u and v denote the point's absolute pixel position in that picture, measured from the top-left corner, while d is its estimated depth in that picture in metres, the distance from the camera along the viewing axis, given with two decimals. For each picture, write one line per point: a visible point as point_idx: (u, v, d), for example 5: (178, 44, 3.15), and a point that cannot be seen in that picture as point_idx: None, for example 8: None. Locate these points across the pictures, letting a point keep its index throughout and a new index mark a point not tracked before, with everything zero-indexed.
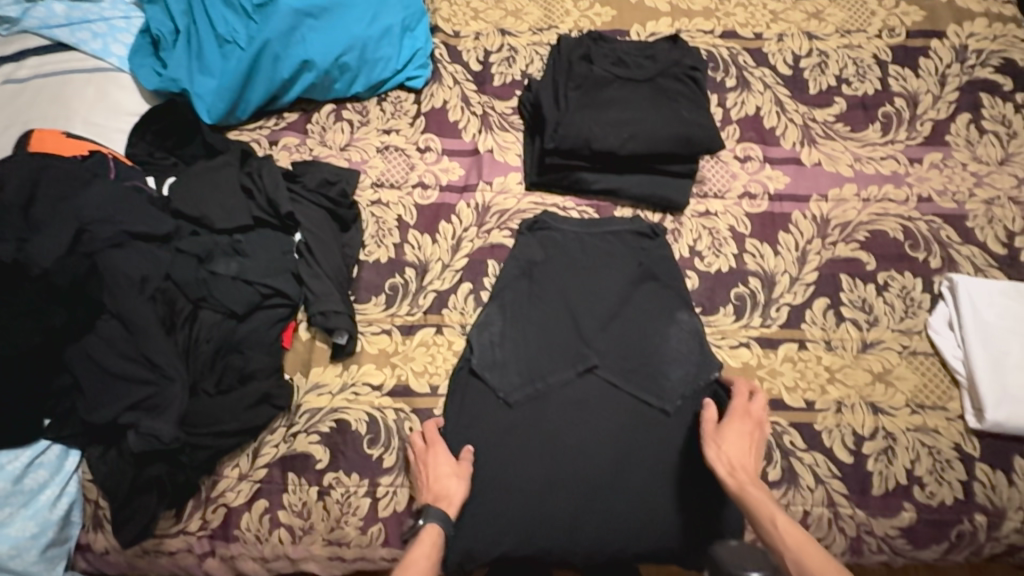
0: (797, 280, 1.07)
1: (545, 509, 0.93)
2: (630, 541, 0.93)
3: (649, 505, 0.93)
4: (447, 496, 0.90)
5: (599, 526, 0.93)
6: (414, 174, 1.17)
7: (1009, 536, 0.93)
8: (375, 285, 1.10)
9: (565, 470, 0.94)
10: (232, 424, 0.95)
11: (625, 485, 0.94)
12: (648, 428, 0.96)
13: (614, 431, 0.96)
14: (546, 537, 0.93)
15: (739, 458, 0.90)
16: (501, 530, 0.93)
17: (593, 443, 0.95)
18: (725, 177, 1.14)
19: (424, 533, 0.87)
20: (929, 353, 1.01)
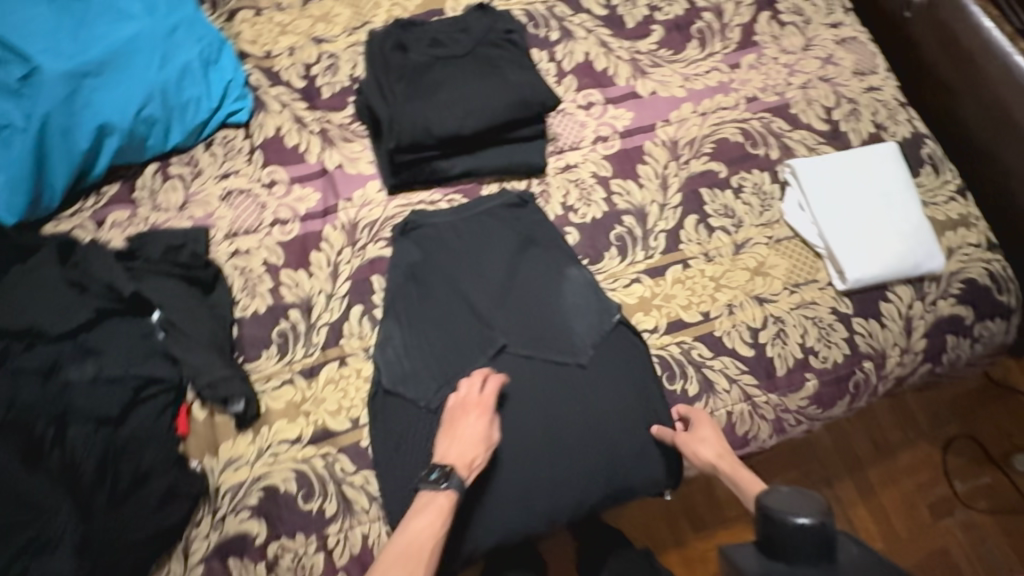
0: (665, 205, 1.12)
1: (496, 493, 0.94)
2: (583, 493, 0.96)
3: (591, 457, 0.96)
4: (471, 458, 0.89)
5: (550, 492, 0.95)
6: (268, 213, 1.10)
7: (895, 371, 1.05)
8: (261, 338, 1.03)
9: (505, 451, 0.95)
10: (144, 531, 0.87)
11: (563, 446, 0.96)
12: (569, 385, 0.98)
13: (540, 400, 0.98)
14: (507, 519, 0.94)
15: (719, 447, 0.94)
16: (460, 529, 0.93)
17: (523, 417, 0.97)
18: (574, 129, 1.17)
19: (441, 505, 0.85)
20: (791, 237, 1.10)
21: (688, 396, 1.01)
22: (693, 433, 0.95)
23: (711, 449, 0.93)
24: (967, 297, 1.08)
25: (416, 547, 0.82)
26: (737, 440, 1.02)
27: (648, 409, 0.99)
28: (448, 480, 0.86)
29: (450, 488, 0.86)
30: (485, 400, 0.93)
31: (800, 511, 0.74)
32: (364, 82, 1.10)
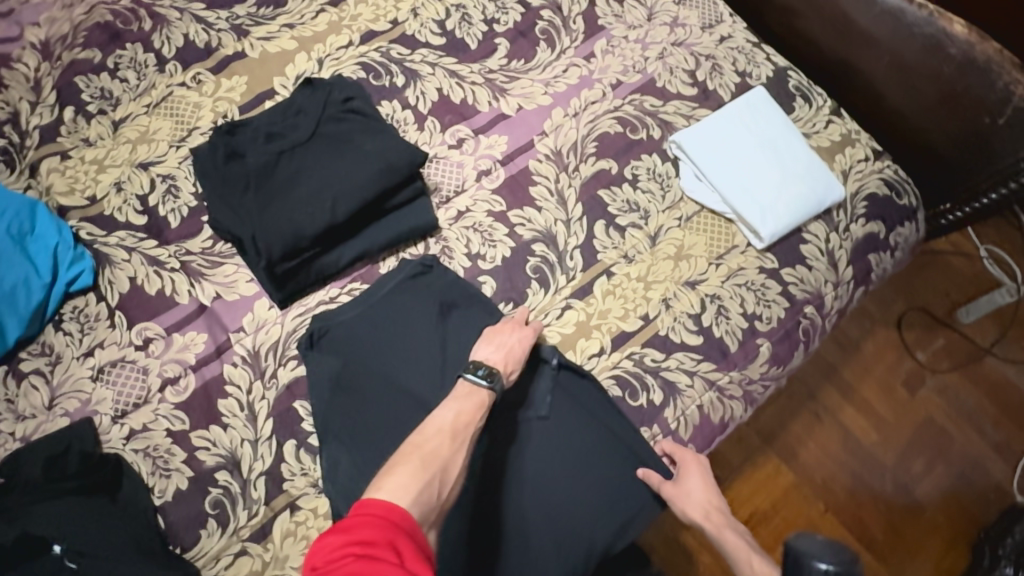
0: (570, 220, 1.07)
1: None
2: (589, 547, 0.89)
3: (585, 505, 0.90)
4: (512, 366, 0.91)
5: (558, 559, 0.87)
6: (154, 376, 0.96)
7: (834, 305, 1.06)
8: (195, 516, 0.91)
9: (497, 537, 0.87)
10: None
11: (553, 508, 0.89)
12: (537, 442, 0.92)
13: (519, 464, 0.91)
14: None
15: (707, 499, 0.93)
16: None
17: (502, 494, 0.89)
18: (453, 172, 1.09)
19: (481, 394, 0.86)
20: (700, 210, 1.08)
21: (656, 406, 0.98)
22: (679, 488, 0.92)
23: (698, 507, 0.92)
24: (874, 212, 1.10)
25: (458, 431, 0.79)
26: (716, 428, 1.00)
27: (622, 436, 0.95)
28: (493, 380, 0.87)
29: (493, 388, 0.87)
30: (520, 328, 0.96)
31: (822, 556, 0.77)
32: (209, 202, 0.98)
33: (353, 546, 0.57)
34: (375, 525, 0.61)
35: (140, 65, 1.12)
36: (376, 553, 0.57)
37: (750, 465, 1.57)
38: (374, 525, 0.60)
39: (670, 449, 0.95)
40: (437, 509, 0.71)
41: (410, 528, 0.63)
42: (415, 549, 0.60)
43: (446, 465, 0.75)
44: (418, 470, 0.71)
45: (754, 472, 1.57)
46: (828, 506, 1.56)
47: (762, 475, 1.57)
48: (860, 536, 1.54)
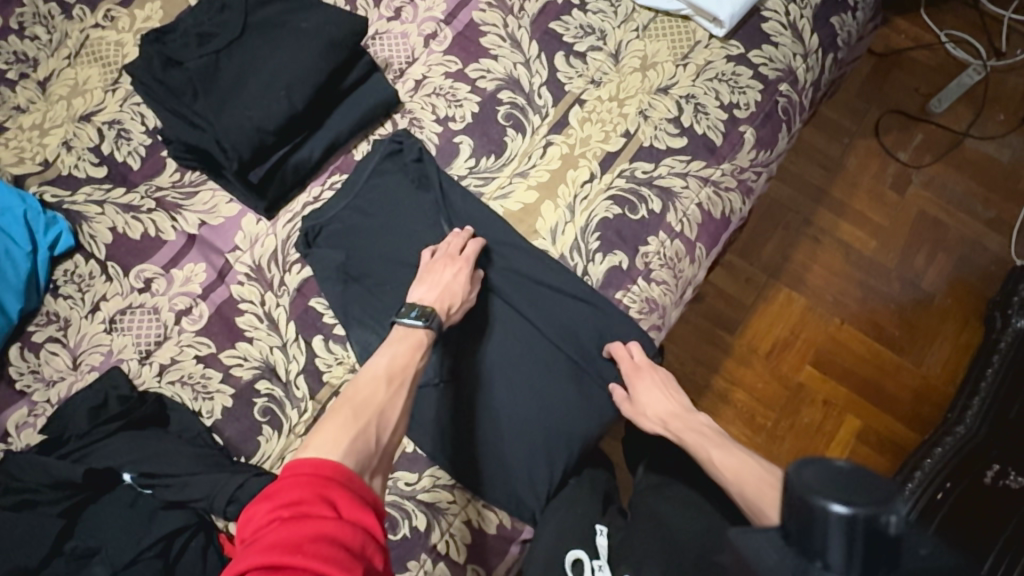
0: (530, 60, 1.04)
1: (541, 436, 0.90)
2: (608, 385, 0.95)
3: (594, 351, 0.95)
4: (451, 296, 0.88)
5: (581, 404, 0.93)
6: (167, 313, 0.96)
7: (808, 78, 1.06)
8: (248, 428, 0.93)
9: (522, 395, 0.91)
10: None
11: (571, 345, 0.94)
12: (541, 290, 0.95)
13: (540, 313, 0.95)
14: (562, 450, 0.91)
15: (665, 406, 0.92)
16: (539, 470, 0.90)
17: (520, 338, 0.93)
18: (400, 44, 1.06)
19: (417, 334, 0.83)
20: (655, 17, 1.06)
21: (658, 215, 0.99)
22: (634, 406, 0.92)
23: (654, 417, 0.91)
24: None
25: (395, 375, 0.77)
26: (720, 223, 1.01)
27: (620, 257, 0.98)
28: (429, 318, 0.84)
29: (430, 326, 0.84)
30: (455, 260, 0.91)
31: (830, 494, 0.52)
32: (168, 127, 0.97)
33: (278, 510, 0.54)
34: (300, 484, 0.57)
35: (46, 18, 1.06)
36: (308, 510, 0.54)
37: (761, 299, 1.59)
38: (299, 485, 0.57)
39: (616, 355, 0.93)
40: (378, 456, 0.68)
41: (346, 479, 0.60)
42: (351, 498, 0.58)
43: (383, 411, 0.72)
44: (350, 420, 0.69)
45: (767, 304, 1.59)
46: (844, 318, 1.58)
47: (775, 302, 1.59)
48: (874, 339, 1.57)
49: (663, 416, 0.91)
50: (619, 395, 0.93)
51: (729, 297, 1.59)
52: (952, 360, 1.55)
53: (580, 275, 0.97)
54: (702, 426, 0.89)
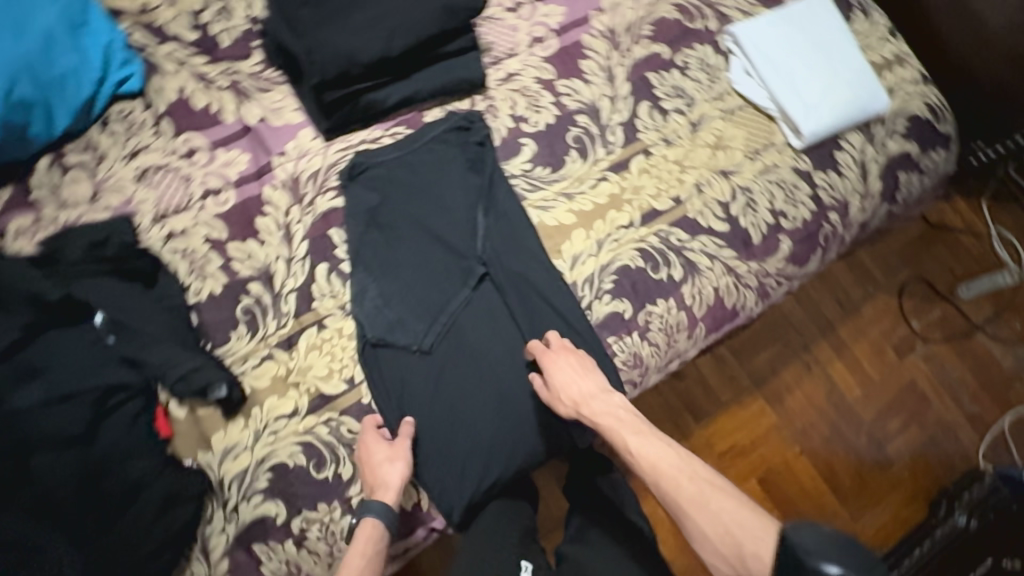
0: (616, 97, 1.08)
1: (488, 437, 0.92)
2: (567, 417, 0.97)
3: None
4: (385, 479, 0.87)
5: (534, 423, 0.95)
6: (196, 186, 0.99)
7: (858, 217, 1.09)
8: (226, 320, 0.95)
9: (486, 393, 0.93)
10: (156, 540, 0.83)
11: None
12: (545, 308, 0.97)
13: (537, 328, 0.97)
14: (501, 458, 0.93)
15: (578, 389, 0.89)
16: (473, 469, 0.92)
17: (508, 342, 0.96)
18: (507, 34, 1.10)
19: (363, 531, 0.86)
20: (744, 105, 1.10)
21: (675, 281, 1.02)
22: (552, 391, 0.90)
23: (565, 402, 0.89)
24: (913, 133, 1.12)
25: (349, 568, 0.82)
26: (728, 313, 1.04)
27: (626, 305, 1.00)
28: (364, 512, 0.86)
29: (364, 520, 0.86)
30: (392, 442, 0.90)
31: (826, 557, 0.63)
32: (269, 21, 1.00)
33: None
34: None
35: None
36: None
37: (736, 400, 1.61)
38: None
39: (536, 344, 0.93)
40: None
41: None
42: None
43: None
44: None
45: (739, 407, 1.61)
46: (804, 449, 1.61)
47: (747, 410, 1.61)
48: (826, 481, 1.58)
49: (580, 398, 0.88)
50: (538, 382, 0.91)
51: (707, 387, 1.61)
52: (886, 528, 1.57)
53: (582, 307, 0.99)
54: (621, 406, 0.88)
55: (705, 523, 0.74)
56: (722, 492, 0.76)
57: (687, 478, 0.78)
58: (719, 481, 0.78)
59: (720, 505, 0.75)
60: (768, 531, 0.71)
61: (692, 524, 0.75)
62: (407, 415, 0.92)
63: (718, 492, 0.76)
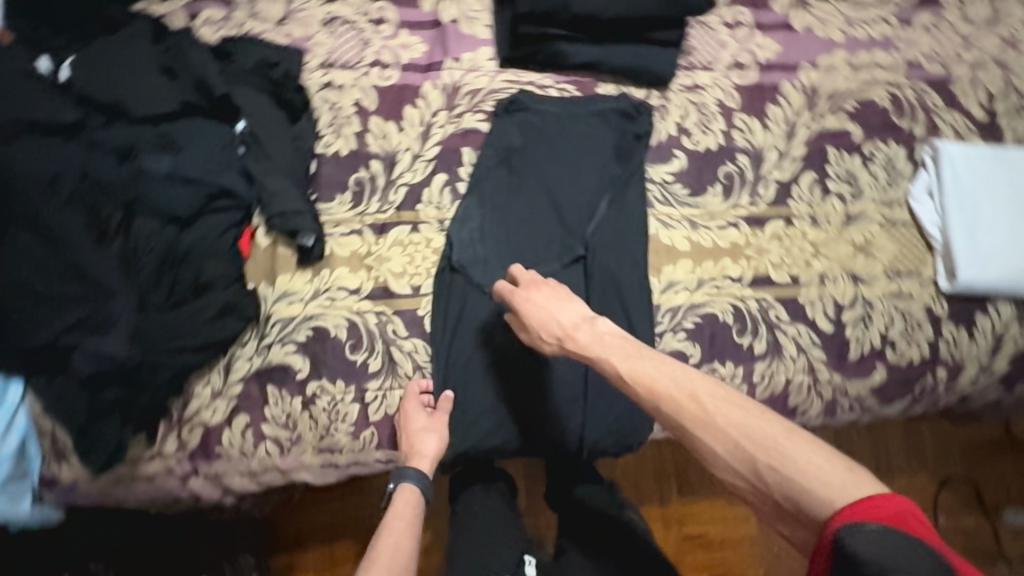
0: (786, 155, 1.04)
1: (511, 400, 0.94)
2: (588, 425, 0.95)
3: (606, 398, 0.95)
4: (418, 450, 0.90)
5: (554, 411, 0.95)
6: (370, 53, 1.03)
7: (966, 386, 1.01)
8: (338, 181, 0.98)
9: (527, 360, 0.95)
10: (196, 338, 0.87)
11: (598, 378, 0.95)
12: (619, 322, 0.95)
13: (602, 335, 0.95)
14: (513, 426, 0.94)
15: (556, 320, 0.84)
16: (484, 422, 0.95)
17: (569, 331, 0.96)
18: (712, 47, 1.06)
19: (402, 494, 0.90)
20: (908, 222, 1.03)
21: (753, 353, 0.97)
22: (530, 331, 0.86)
23: (545, 337, 0.85)
24: None
25: (390, 523, 0.87)
26: (785, 410, 0.98)
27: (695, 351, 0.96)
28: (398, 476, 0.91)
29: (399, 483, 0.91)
30: (430, 412, 0.91)
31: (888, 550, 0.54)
32: None
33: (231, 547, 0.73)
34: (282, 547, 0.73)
35: None
36: None
37: None
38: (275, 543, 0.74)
39: (502, 285, 0.89)
40: None
41: None
42: None
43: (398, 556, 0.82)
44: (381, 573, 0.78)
45: None
46: None
47: None
48: None
49: (559, 330, 0.84)
50: (511, 318, 0.89)
51: None
52: None
53: (655, 333, 0.96)
54: (608, 332, 0.82)
55: (714, 443, 0.68)
56: (729, 402, 0.70)
57: (688, 396, 0.72)
58: (732, 396, 0.70)
59: (727, 418, 0.69)
60: (788, 440, 0.65)
61: (699, 442, 0.70)
62: (447, 390, 0.93)
63: (730, 408, 0.69)
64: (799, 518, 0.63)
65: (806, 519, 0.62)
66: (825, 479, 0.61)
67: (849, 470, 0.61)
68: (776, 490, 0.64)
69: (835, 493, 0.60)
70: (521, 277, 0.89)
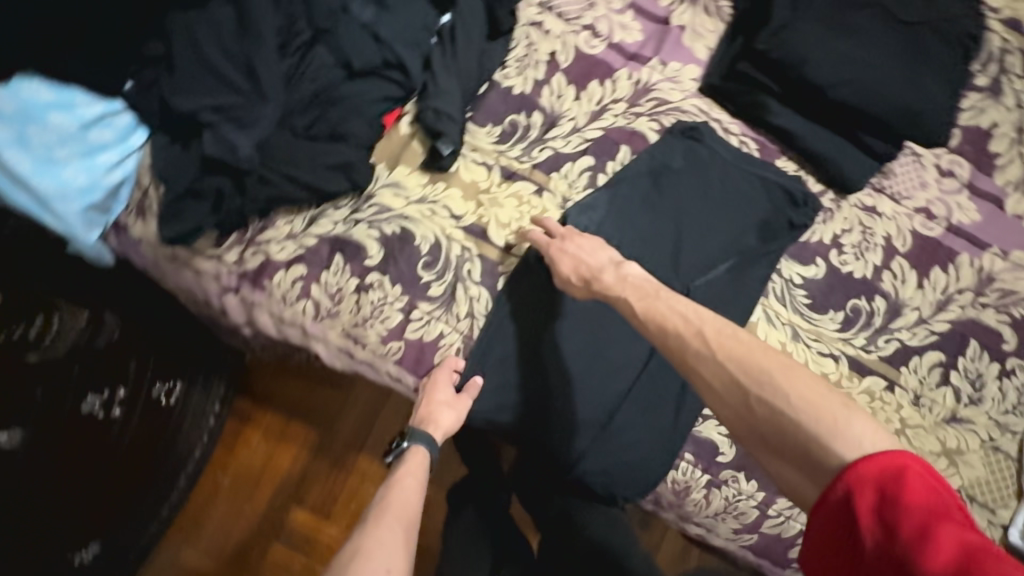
0: (924, 322, 0.95)
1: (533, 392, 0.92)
2: (588, 458, 0.91)
3: (619, 443, 0.91)
4: (435, 417, 0.89)
5: (566, 429, 0.91)
6: (589, 15, 1.02)
7: None
8: (496, 113, 0.98)
9: (569, 364, 0.92)
10: (305, 176, 0.89)
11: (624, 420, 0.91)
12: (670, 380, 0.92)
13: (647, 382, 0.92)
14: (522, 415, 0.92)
15: (584, 261, 0.86)
16: (499, 396, 0.93)
17: (623, 361, 0.93)
18: (913, 182, 0.99)
19: (412, 454, 0.90)
20: (1011, 457, 0.93)
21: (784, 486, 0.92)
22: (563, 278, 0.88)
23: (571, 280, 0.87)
24: None
25: (399, 481, 0.86)
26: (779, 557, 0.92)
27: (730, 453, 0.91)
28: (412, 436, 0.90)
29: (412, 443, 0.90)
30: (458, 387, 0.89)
31: None
32: None
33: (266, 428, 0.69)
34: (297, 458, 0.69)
35: None
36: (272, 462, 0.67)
37: None
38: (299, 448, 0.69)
39: (537, 236, 0.91)
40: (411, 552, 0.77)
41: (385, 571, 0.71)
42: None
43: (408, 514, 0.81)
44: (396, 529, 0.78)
45: None
46: None
47: None
48: None
49: (590, 274, 0.85)
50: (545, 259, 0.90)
51: None
52: None
53: (700, 414, 0.92)
54: (634, 274, 0.83)
55: (713, 378, 0.69)
56: (733, 339, 0.70)
57: (694, 333, 0.72)
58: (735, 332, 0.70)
59: (725, 353, 0.69)
60: (782, 375, 0.65)
61: (698, 375, 0.71)
62: (477, 375, 0.92)
63: (735, 346, 0.69)
64: (797, 462, 0.62)
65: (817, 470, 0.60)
66: (818, 412, 0.62)
67: (843, 404, 0.62)
68: (775, 436, 0.64)
69: (830, 431, 0.60)
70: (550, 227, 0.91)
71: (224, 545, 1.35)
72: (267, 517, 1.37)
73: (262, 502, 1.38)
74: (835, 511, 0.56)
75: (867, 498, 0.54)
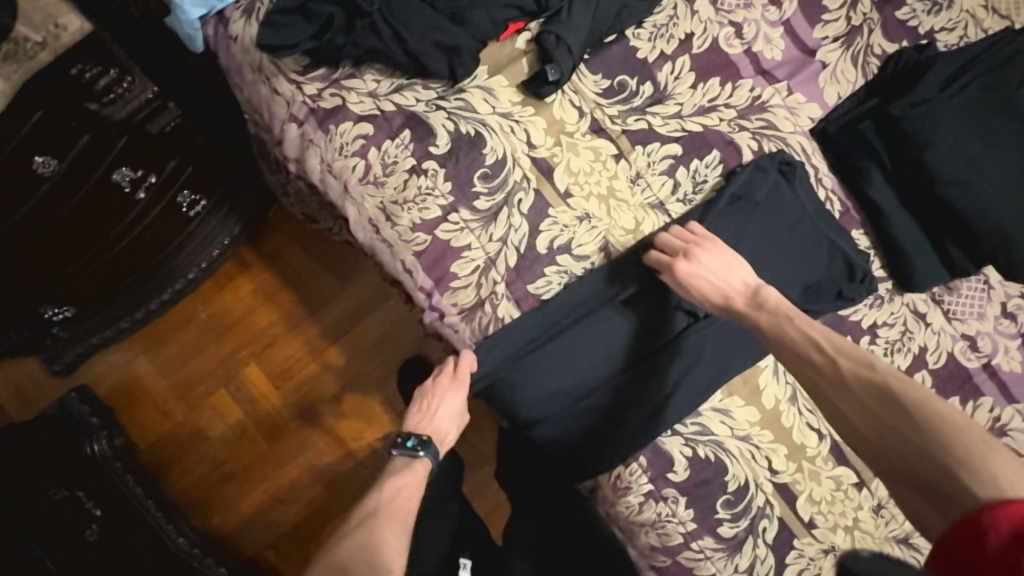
0: None
1: (532, 338, 0.91)
2: (549, 418, 0.91)
3: (582, 420, 0.90)
4: (443, 433, 1.00)
5: (542, 386, 0.91)
6: (740, 15, 0.99)
7: None
8: (611, 67, 0.96)
9: (575, 328, 0.91)
10: (413, 41, 0.90)
11: (596, 401, 0.91)
12: (657, 387, 0.91)
13: (637, 379, 0.91)
14: (509, 353, 0.91)
15: (722, 276, 0.85)
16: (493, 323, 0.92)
17: (624, 349, 0.92)
18: (971, 309, 0.97)
19: (417, 463, 0.97)
20: None
21: (718, 531, 0.91)
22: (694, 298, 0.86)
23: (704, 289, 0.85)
24: None
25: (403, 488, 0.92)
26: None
27: (679, 476, 0.90)
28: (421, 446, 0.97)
29: (423, 454, 0.97)
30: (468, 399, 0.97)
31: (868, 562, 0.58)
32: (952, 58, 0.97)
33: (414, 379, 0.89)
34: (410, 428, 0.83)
35: None
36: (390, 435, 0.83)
37: None
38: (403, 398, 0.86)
39: (658, 257, 0.88)
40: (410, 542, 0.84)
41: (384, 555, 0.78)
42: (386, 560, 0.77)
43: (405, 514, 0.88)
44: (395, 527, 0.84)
45: None
46: None
47: None
48: None
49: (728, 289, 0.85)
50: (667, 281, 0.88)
51: None
52: None
53: (671, 427, 0.91)
54: (770, 302, 0.82)
55: (845, 408, 0.71)
56: (865, 370, 0.71)
57: (826, 359, 0.74)
58: (872, 363, 0.71)
59: (859, 381, 0.70)
60: (917, 405, 0.66)
61: (831, 404, 0.73)
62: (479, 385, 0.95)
63: (871, 379, 0.70)
64: (924, 492, 0.63)
65: (936, 490, 0.62)
66: (955, 446, 0.62)
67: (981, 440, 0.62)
68: (902, 460, 0.65)
69: (960, 462, 0.60)
70: (670, 248, 0.88)
71: (181, 365, 1.36)
72: (226, 361, 1.37)
73: (227, 345, 1.38)
74: (957, 548, 0.56)
75: (997, 539, 0.54)
